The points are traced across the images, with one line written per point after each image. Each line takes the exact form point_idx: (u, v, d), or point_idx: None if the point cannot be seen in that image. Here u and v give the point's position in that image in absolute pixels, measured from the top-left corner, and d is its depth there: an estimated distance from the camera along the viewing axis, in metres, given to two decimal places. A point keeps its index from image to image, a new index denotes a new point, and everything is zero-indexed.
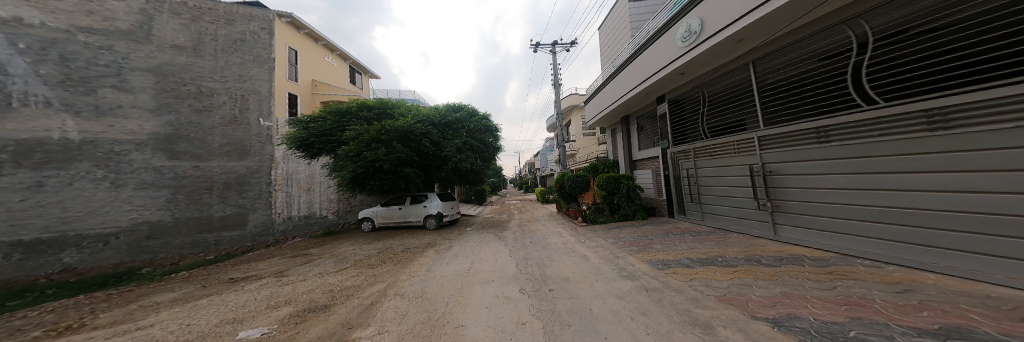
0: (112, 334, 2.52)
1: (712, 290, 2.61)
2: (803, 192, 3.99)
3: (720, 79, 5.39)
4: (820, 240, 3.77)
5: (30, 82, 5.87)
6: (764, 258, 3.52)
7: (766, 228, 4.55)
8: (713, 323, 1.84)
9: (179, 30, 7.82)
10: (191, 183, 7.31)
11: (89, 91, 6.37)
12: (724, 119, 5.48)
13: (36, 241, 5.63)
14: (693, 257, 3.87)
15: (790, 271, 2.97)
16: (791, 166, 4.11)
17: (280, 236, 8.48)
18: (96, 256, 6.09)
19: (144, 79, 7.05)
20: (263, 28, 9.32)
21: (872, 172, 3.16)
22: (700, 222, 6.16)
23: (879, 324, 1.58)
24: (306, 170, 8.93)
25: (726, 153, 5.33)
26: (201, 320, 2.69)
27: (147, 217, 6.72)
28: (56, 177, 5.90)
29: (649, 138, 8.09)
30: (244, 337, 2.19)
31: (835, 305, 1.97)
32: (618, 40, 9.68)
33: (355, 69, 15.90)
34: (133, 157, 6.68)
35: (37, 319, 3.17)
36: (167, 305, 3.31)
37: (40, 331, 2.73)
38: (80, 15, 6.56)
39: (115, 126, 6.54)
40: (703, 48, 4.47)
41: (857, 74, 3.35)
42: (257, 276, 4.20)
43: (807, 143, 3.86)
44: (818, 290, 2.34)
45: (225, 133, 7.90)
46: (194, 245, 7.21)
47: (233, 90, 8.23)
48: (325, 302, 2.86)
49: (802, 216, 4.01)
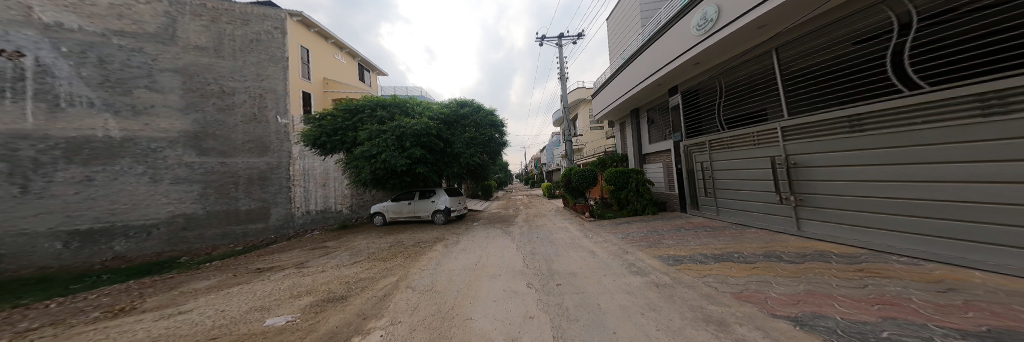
0: (159, 317, 2.80)
1: (727, 287, 2.56)
2: (830, 185, 3.77)
3: (738, 69, 5.13)
4: (849, 235, 3.56)
5: (74, 84, 6.38)
6: (786, 255, 3.38)
7: (790, 223, 4.34)
8: (728, 321, 1.81)
9: (201, 31, 8.14)
10: (219, 179, 7.76)
11: (126, 92, 6.87)
12: (743, 109, 5.20)
13: (90, 231, 6.27)
14: (707, 253, 3.78)
15: (814, 268, 2.86)
16: (817, 158, 3.88)
17: (300, 229, 8.90)
18: (141, 245, 6.73)
19: (172, 79, 7.46)
20: (276, 27, 9.49)
21: (913, 163, 2.90)
22: (715, 216, 5.98)
23: (916, 325, 1.49)
24: (321, 166, 9.32)
25: (745, 145, 5.08)
26: (234, 307, 2.93)
27: (182, 210, 7.27)
28: (103, 172, 6.48)
29: (660, 131, 7.85)
30: (271, 323, 2.37)
31: (865, 304, 1.87)
32: (626, 31, 9.32)
33: (363, 67, 16.12)
34: (167, 154, 7.18)
35: (95, 301, 3.57)
36: (204, 291, 3.60)
37: (99, 313, 3.06)
38: (111, 19, 6.99)
39: (150, 124, 7.05)
40: (718, 38, 4.24)
41: (898, 57, 3.06)
42: (280, 267, 4.48)
43: (839, 133, 3.60)
44: (847, 289, 2.23)
45: (247, 130, 8.30)
46: (225, 236, 7.74)
47: (252, 89, 8.57)
48: (342, 293, 3.03)
49: (828, 210, 3.82)
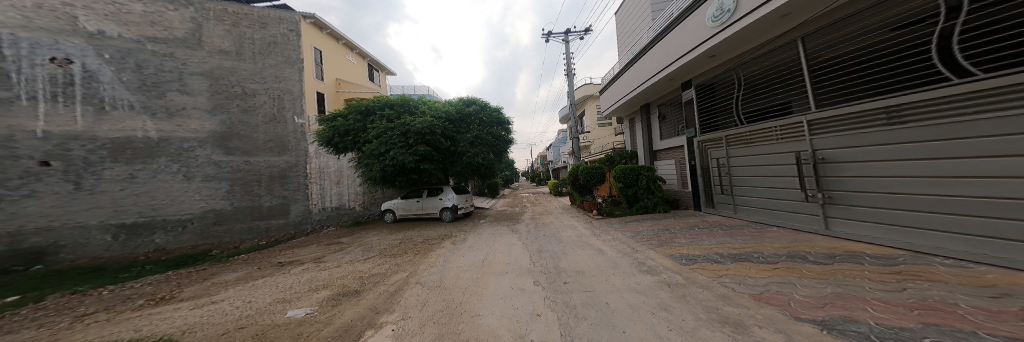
0: (195, 306, 3.04)
1: (746, 288, 2.46)
2: (862, 182, 3.51)
3: (759, 60, 4.86)
4: (884, 235, 3.32)
5: (116, 88, 6.96)
6: (812, 255, 3.20)
7: (817, 222, 4.09)
8: (747, 323, 1.74)
9: (224, 35, 8.50)
10: (244, 176, 8.21)
11: (161, 95, 7.40)
12: (765, 103, 4.92)
13: (135, 224, 6.88)
14: (723, 252, 3.65)
15: (845, 269, 2.69)
16: (847, 153, 3.62)
17: (317, 225, 9.26)
18: (178, 238, 7.30)
19: (200, 82, 7.91)
20: (291, 30, 9.78)
21: (957, 158, 2.65)
22: (732, 215, 5.73)
23: (964, 332, 1.37)
24: (335, 164, 9.67)
25: (767, 140, 4.81)
26: (260, 298, 3.12)
27: (212, 206, 7.76)
28: (144, 170, 7.08)
29: (672, 127, 7.60)
30: (292, 315, 2.52)
31: (903, 309, 1.74)
32: (635, 23, 9.01)
33: (372, 67, 16.47)
34: (198, 153, 7.66)
35: (140, 289, 3.92)
36: (233, 283, 3.87)
37: (144, 301, 3.36)
38: (146, 26, 7.51)
39: (182, 125, 7.55)
40: (735, 30, 4.03)
41: (944, 42, 2.78)
42: (300, 261, 4.73)
43: (872, 126, 3.34)
44: (882, 292, 2.08)
45: (267, 130, 8.70)
46: (250, 231, 8.21)
47: (272, 90, 8.95)
48: (357, 287, 3.17)
49: (859, 209, 3.58)
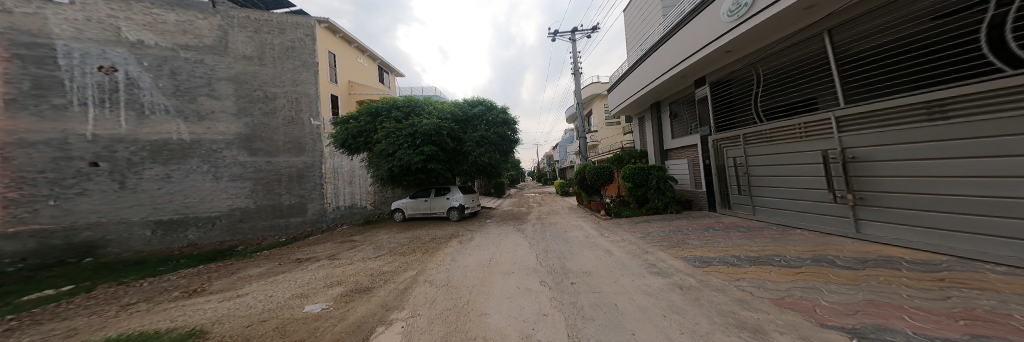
0: (223, 298, 3.26)
1: (766, 293, 2.34)
2: (895, 182, 3.26)
3: (781, 55, 4.58)
4: (922, 239, 3.06)
5: (154, 94, 7.56)
6: (841, 260, 2.99)
7: (847, 225, 3.82)
8: (766, 328, 1.65)
9: (247, 41, 8.95)
10: (266, 176, 8.65)
11: (192, 99, 7.93)
12: (788, 99, 4.64)
13: (171, 220, 7.43)
14: (740, 255, 3.48)
15: (879, 275, 2.50)
16: (881, 152, 3.35)
17: (331, 223, 9.61)
18: (208, 234, 7.81)
19: (227, 87, 8.39)
20: (307, 34, 10.13)
21: (1006, 156, 2.40)
22: (751, 216, 5.45)
23: None
24: (348, 164, 9.97)
25: (790, 138, 4.53)
26: (280, 293, 3.29)
27: (238, 204, 8.23)
28: (178, 170, 7.61)
29: (685, 125, 7.33)
30: (309, 310, 2.64)
31: (945, 318, 1.60)
32: (644, 20, 8.75)
33: (383, 69, 16.87)
34: (225, 154, 8.14)
35: (175, 282, 4.24)
36: (256, 277, 4.10)
37: (178, 292, 3.63)
38: (179, 35, 8.02)
39: (211, 128, 8.05)
40: (753, 24, 3.80)
41: (995, 30, 2.51)
42: (315, 258, 4.94)
43: (910, 123, 3.08)
44: (922, 300, 1.92)
45: (287, 132, 9.11)
46: (272, 228, 8.65)
47: (290, 93, 9.34)
48: (368, 284, 3.28)
49: (894, 210, 3.31)
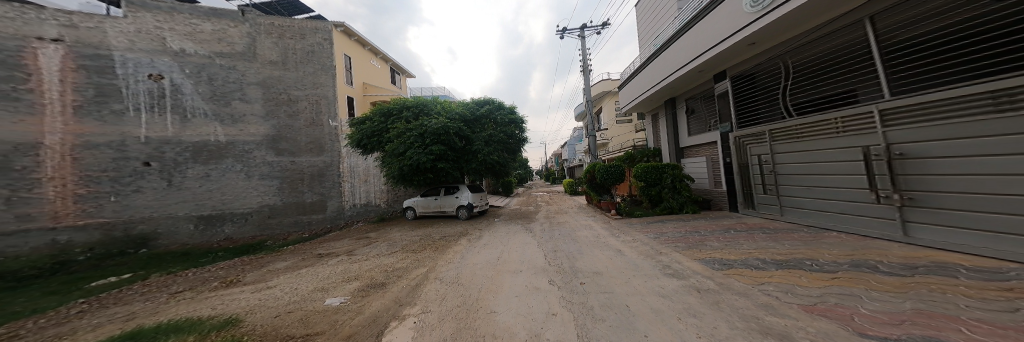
0: (255, 289, 3.53)
1: (794, 298, 2.18)
2: (951, 180, 2.91)
3: (812, 45, 4.23)
4: (980, 244, 2.71)
5: (195, 99, 8.21)
6: (884, 265, 2.72)
7: (893, 228, 3.45)
8: (794, 335, 1.54)
9: (272, 47, 9.46)
10: (290, 175, 9.20)
11: (226, 104, 8.53)
12: (823, 92, 4.27)
13: (210, 216, 8.10)
14: (764, 258, 3.27)
15: (931, 283, 2.25)
16: (932, 148, 3.00)
17: (349, 220, 10.02)
18: (241, 229, 8.44)
19: (256, 91, 8.95)
20: (325, 39, 10.57)
21: None
22: (779, 217, 5.08)
23: None
24: (363, 164, 10.16)
25: (824, 133, 4.16)
26: (303, 286, 3.51)
27: (267, 201, 8.82)
28: (216, 169, 8.24)
29: (703, 120, 6.96)
30: (329, 303, 2.79)
31: (1011, 332, 1.42)
32: (657, 13, 8.37)
33: (395, 71, 17.33)
34: (255, 155, 8.72)
35: (213, 273, 4.63)
36: (283, 271, 4.40)
37: (217, 283, 3.96)
38: (213, 43, 8.61)
39: (243, 130, 8.64)
40: (779, 14, 3.52)
41: None
42: (334, 254, 5.21)
43: (969, 116, 2.74)
44: (982, 311, 1.70)
45: (309, 133, 9.60)
46: (297, 224, 9.22)
47: (311, 96, 9.81)
48: (383, 280, 3.42)
49: (948, 212, 2.95)
